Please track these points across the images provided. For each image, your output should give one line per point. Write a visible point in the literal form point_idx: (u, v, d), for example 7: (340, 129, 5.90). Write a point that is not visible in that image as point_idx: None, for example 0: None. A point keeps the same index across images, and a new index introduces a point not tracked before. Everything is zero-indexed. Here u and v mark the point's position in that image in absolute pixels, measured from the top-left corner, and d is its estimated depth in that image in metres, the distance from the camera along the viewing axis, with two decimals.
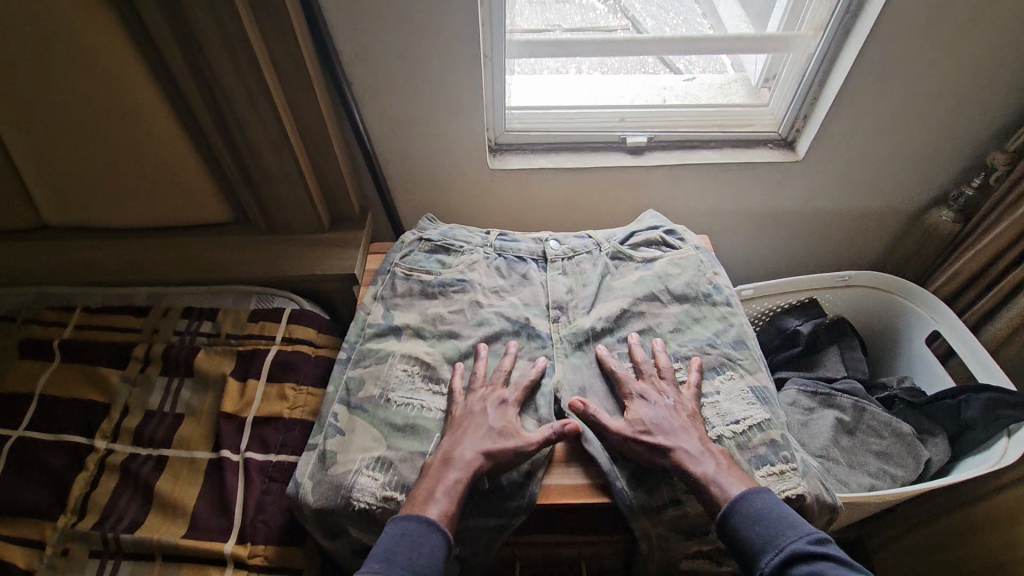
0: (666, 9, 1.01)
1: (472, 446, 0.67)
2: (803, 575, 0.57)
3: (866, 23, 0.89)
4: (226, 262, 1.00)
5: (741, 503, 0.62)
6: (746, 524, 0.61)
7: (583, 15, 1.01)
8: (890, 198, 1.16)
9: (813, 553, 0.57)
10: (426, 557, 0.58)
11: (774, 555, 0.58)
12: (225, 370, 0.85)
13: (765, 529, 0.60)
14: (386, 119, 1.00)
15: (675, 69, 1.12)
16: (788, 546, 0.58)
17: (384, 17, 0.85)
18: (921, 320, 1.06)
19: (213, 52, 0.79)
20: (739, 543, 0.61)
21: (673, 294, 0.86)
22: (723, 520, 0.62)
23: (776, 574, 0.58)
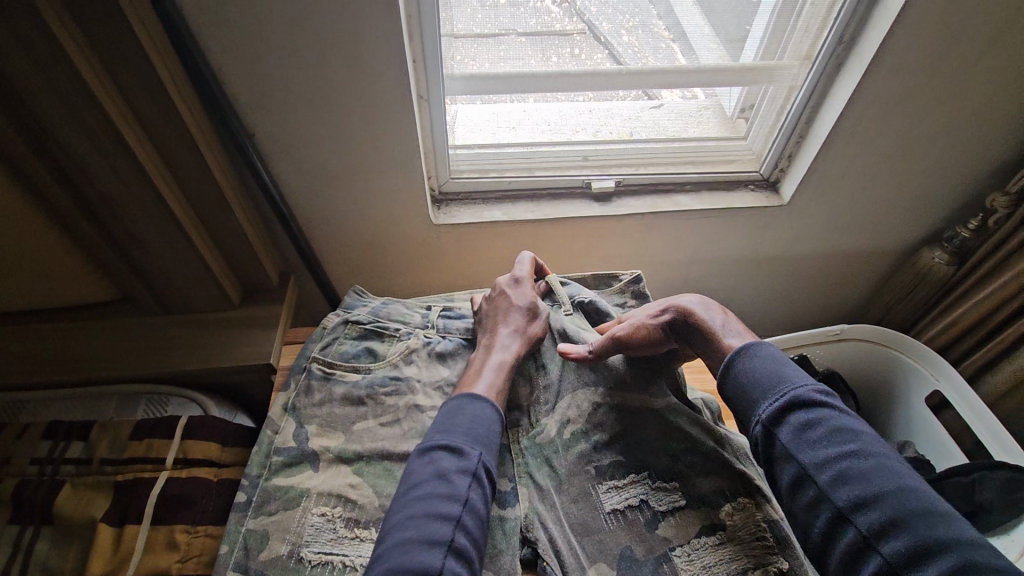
0: (622, 9, 0.80)
1: (510, 329, 0.73)
2: (799, 421, 0.58)
3: (866, 55, 0.77)
4: (106, 357, 0.80)
5: (741, 352, 0.65)
6: (746, 376, 0.62)
7: (539, 18, 0.80)
8: (879, 239, 1.05)
9: (811, 403, 0.58)
10: (479, 422, 0.63)
11: (771, 403, 0.60)
12: (96, 513, 0.67)
13: (766, 379, 0.61)
14: (300, 176, 0.81)
15: (649, 95, 0.94)
16: (788, 395, 0.59)
17: (284, 56, 0.67)
18: (921, 378, 0.96)
19: (50, 108, 0.59)
20: (743, 391, 0.63)
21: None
22: (728, 373, 0.64)
23: (773, 420, 0.59)
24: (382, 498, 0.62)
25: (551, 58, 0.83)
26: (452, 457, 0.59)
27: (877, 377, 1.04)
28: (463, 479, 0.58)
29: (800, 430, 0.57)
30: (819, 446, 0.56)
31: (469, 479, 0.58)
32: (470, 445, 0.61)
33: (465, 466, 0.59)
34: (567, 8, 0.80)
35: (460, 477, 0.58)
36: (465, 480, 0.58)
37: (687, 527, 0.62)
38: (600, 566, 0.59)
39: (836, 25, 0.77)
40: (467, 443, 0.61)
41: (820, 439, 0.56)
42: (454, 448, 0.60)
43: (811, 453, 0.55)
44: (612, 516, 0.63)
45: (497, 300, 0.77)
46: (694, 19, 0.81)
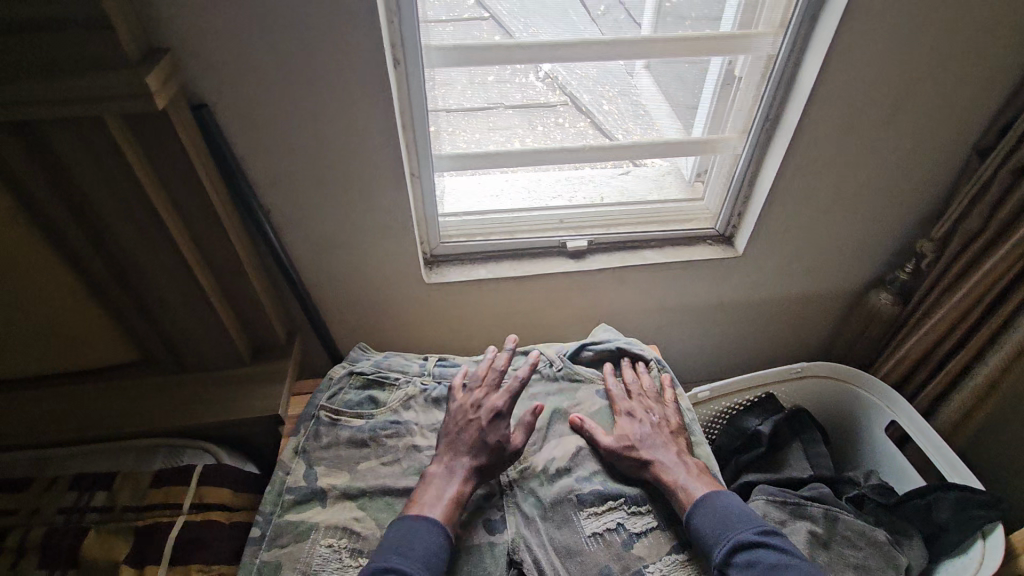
0: (600, 82, 0.93)
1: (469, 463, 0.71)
2: (746, 562, 0.63)
3: (790, 128, 0.91)
4: (128, 412, 0.88)
5: (707, 502, 0.68)
6: (700, 522, 0.67)
7: (524, 92, 0.92)
8: (830, 283, 1.16)
9: (753, 543, 0.64)
10: (430, 552, 0.62)
11: (723, 547, 0.64)
12: (119, 556, 0.72)
13: (716, 522, 0.66)
14: (310, 244, 0.93)
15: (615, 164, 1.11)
16: (732, 538, 0.64)
17: (304, 146, 0.80)
18: (877, 409, 1.05)
19: (101, 199, 0.70)
20: (694, 535, 0.67)
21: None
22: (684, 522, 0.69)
23: (724, 564, 0.63)
24: (383, 528, 0.69)
25: (538, 127, 0.96)
26: None
27: (842, 411, 1.12)
28: None
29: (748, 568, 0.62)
30: None
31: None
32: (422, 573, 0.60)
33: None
34: (550, 84, 0.92)
35: None
36: None
37: (659, 545, 0.69)
38: None
39: (762, 105, 0.92)
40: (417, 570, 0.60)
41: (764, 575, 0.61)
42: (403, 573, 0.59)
43: None
44: (592, 538, 0.68)
45: (459, 425, 0.75)
46: (658, 106, 0.97)
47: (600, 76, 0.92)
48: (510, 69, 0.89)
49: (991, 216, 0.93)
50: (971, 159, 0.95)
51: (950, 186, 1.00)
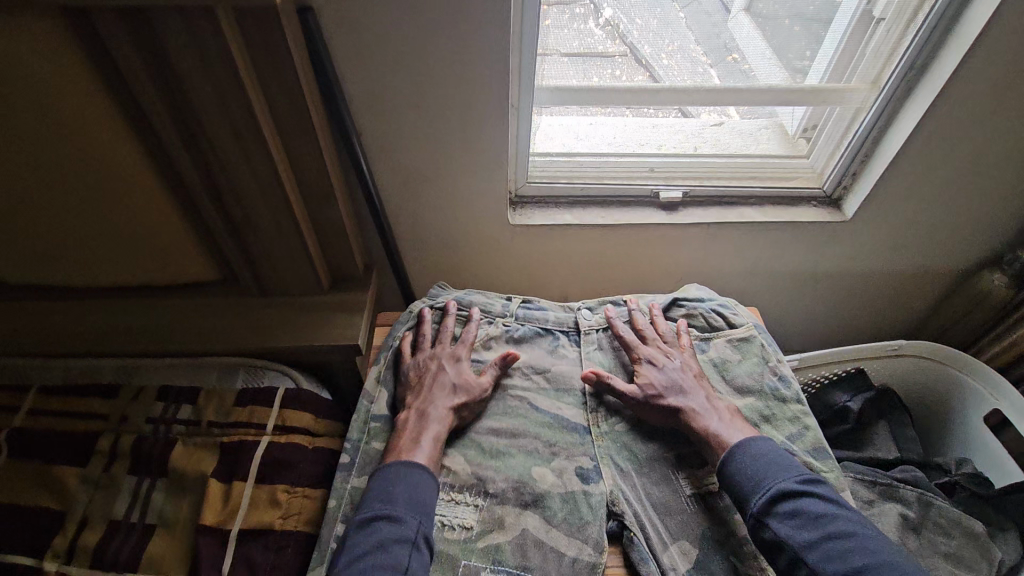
0: (662, 36, 0.85)
1: (444, 402, 0.69)
2: (789, 513, 0.58)
3: (937, 78, 0.81)
4: (210, 331, 0.87)
5: (743, 449, 0.63)
6: (736, 466, 0.62)
7: (580, 40, 0.85)
8: (938, 259, 1.07)
9: (800, 496, 0.59)
10: (420, 491, 0.61)
11: (762, 495, 0.60)
12: (207, 470, 0.72)
13: (757, 469, 0.61)
14: (396, 172, 0.89)
15: (685, 112, 0.99)
16: (774, 485, 0.60)
17: (403, 61, 0.75)
18: (980, 396, 0.96)
19: (201, 99, 0.67)
20: (734, 481, 0.62)
21: (730, 387, 0.75)
22: (717, 467, 0.64)
23: (764, 513, 0.59)
24: (474, 465, 0.67)
25: (591, 77, 0.88)
26: (390, 527, 0.57)
27: (935, 396, 1.04)
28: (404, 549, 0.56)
29: (789, 519, 0.58)
30: (808, 533, 0.56)
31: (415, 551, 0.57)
32: (409, 513, 0.59)
33: (420, 540, 0.57)
34: (610, 32, 0.84)
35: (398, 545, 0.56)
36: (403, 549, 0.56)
37: None
38: (682, 543, 0.62)
39: (906, 53, 0.82)
40: (406, 512, 0.59)
41: (807, 527, 0.57)
42: (392, 516, 0.58)
43: (800, 541, 0.56)
44: (694, 499, 0.65)
45: (428, 376, 0.72)
46: (767, 65, 0.88)
47: (663, 28, 0.85)
48: (568, 13, 0.82)
49: None
50: None
51: None
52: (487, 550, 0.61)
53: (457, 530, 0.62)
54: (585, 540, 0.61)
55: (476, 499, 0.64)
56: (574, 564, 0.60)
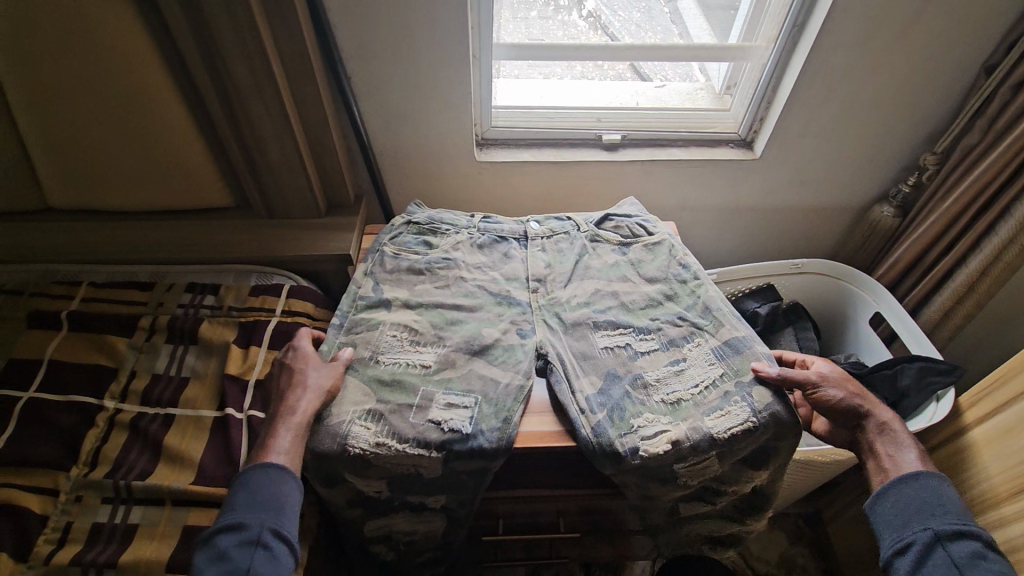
0: (643, 27, 1.10)
1: (309, 394, 0.73)
2: (971, 549, 0.64)
3: (811, 36, 1.00)
4: (227, 242, 1.06)
5: (932, 480, 0.69)
6: (941, 492, 0.68)
7: (566, 30, 1.09)
8: (838, 195, 1.28)
9: (983, 541, 0.65)
10: (264, 492, 0.67)
11: (955, 523, 0.66)
12: (229, 338, 0.91)
13: (958, 503, 0.68)
14: (383, 114, 1.08)
15: (643, 76, 1.21)
16: (970, 522, 0.66)
17: (387, 17, 0.94)
18: (864, 302, 1.17)
19: (227, 44, 0.85)
20: (917, 502, 0.68)
21: (644, 277, 0.95)
22: (905, 485, 0.70)
23: (947, 536, 0.65)
24: (437, 327, 0.87)
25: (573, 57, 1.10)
26: (235, 533, 0.64)
27: (834, 309, 1.25)
28: (246, 550, 0.63)
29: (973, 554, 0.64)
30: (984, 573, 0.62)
31: (260, 549, 0.64)
32: (250, 515, 0.65)
33: (263, 537, 0.64)
34: (593, 22, 1.10)
35: (241, 548, 0.63)
36: (245, 552, 0.63)
37: (659, 359, 0.83)
38: (592, 376, 0.81)
39: (790, 14, 1.00)
40: (247, 515, 0.65)
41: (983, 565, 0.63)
42: (237, 523, 0.65)
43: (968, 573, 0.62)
44: (605, 350, 0.84)
45: (300, 375, 0.76)
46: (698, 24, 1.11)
47: (642, 23, 1.10)
48: (555, 8, 1.07)
49: (989, 130, 1.03)
50: (980, 77, 1.05)
51: (959, 103, 1.09)
52: (440, 379, 0.80)
53: (417, 367, 0.81)
54: (517, 371, 0.81)
55: (435, 349, 0.84)
56: (506, 386, 0.79)
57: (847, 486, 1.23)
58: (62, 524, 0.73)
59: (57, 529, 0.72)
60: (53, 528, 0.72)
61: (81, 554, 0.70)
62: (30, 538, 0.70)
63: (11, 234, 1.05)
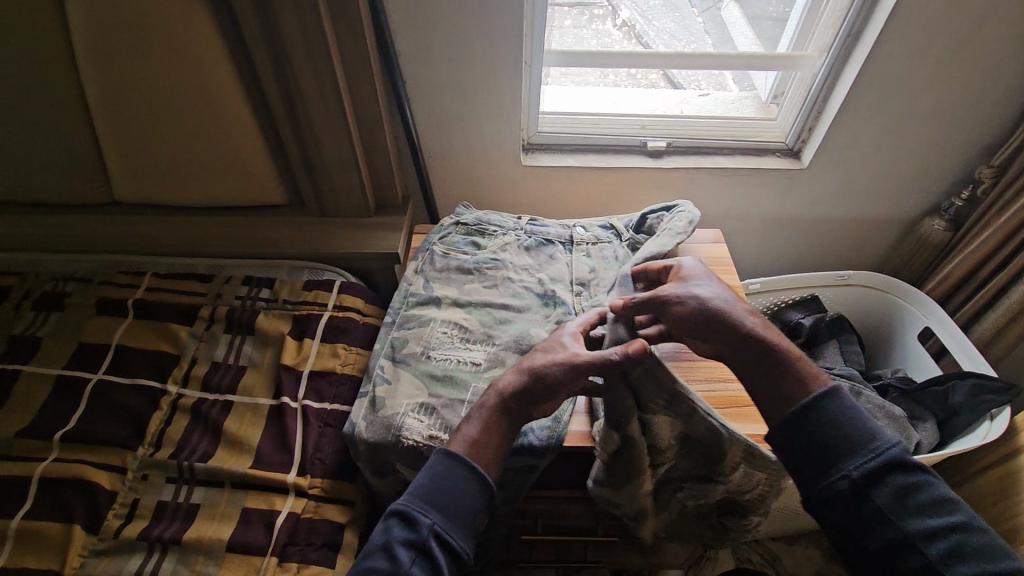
0: (677, 37, 1.11)
1: (516, 377, 0.69)
2: (899, 485, 0.59)
3: (866, 46, 1.00)
4: (281, 237, 1.10)
5: (835, 408, 0.63)
6: (846, 421, 0.62)
7: (599, 39, 1.10)
8: (887, 207, 1.26)
9: (908, 464, 0.61)
10: (445, 488, 0.62)
11: (869, 458, 0.60)
12: (284, 330, 0.95)
13: (863, 429, 0.62)
14: (434, 117, 1.11)
15: (674, 85, 1.22)
16: (883, 452, 0.61)
17: (445, 23, 0.97)
18: (914, 316, 1.14)
19: (293, 47, 0.89)
20: (805, 442, 0.63)
21: None
22: (810, 423, 0.63)
23: (868, 477, 0.60)
24: (485, 326, 0.88)
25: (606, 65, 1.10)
26: (402, 526, 0.60)
27: (881, 323, 1.22)
28: (408, 551, 0.58)
29: (899, 490, 0.59)
30: (925, 515, 0.58)
31: (421, 555, 0.59)
32: (426, 512, 0.61)
33: (432, 541, 0.59)
34: (627, 31, 1.10)
35: (403, 547, 0.59)
36: (408, 554, 0.58)
37: None
38: None
39: (847, 22, 1.00)
40: (421, 511, 0.61)
41: (918, 505, 0.58)
42: (408, 516, 0.61)
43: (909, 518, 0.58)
44: None
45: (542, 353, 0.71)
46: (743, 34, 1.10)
47: (677, 32, 1.10)
48: (589, 16, 1.08)
49: None
50: None
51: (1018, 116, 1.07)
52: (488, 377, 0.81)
53: (468, 364, 0.83)
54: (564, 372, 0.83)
55: (485, 347, 0.85)
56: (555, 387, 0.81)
57: None
58: (130, 500, 0.76)
59: (125, 504, 0.76)
60: (121, 504, 0.76)
61: (148, 529, 0.74)
62: (101, 512, 0.74)
63: (81, 224, 1.11)
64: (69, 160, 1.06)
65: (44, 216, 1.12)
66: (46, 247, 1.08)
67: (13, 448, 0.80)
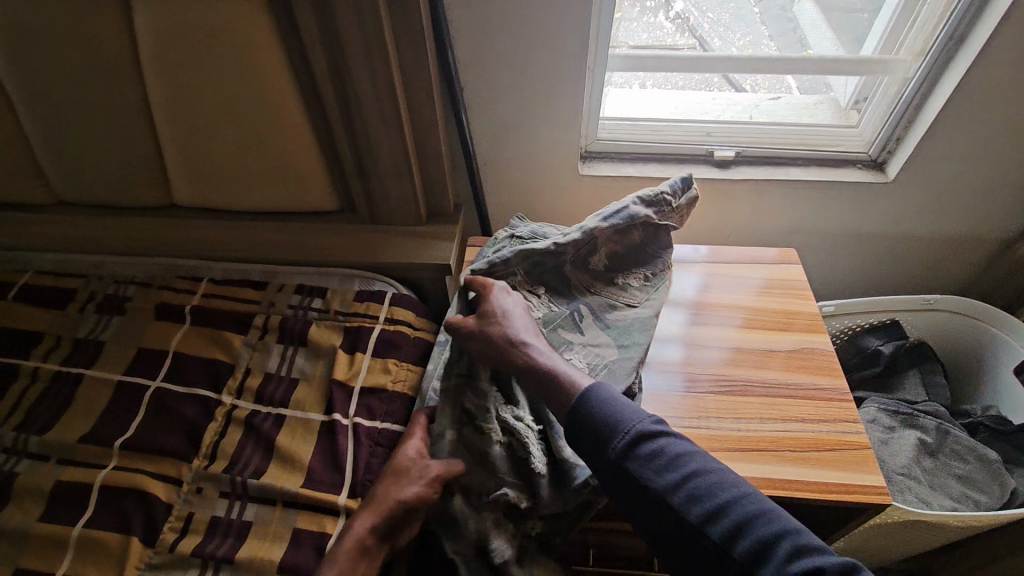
0: (734, 29, 1.00)
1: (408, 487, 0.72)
2: (649, 452, 0.61)
3: (973, 49, 0.90)
4: (332, 245, 1.09)
5: (587, 401, 0.65)
6: (592, 410, 0.64)
7: (650, 32, 1.02)
8: (980, 225, 1.14)
9: (655, 431, 0.63)
10: None
11: (624, 436, 0.62)
12: (336, 342, 0.93)
13: (611, 413, 0.64)
14: (488, 123, 1.07)
15: (733, 84, 1.12)
16: (634, 426, 0.62)
17: (505, 26, 0.92)
18: (1010, 348, 1.03)
19: (351, 53, 0.87)
20: (588, 429, 0.64)
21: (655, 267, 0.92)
22: (573, 413, 0.65)
23: (625, 449, 0.61)
24: None
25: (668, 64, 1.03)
26: None
27: (970, 354, 1.12)
28: None
29: (649, 457, 0.61)
30: (669, 477, 0.59)
31: None
32: None
33: None
34: (680, 25, 1.00)
35: None
36: None
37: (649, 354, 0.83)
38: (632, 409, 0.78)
39: (949, 24, 0.91)
40: None
41: (663, 467, 0.60)
42: None
43: (660, 482, 0.59)
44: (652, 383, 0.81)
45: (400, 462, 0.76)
46: (818, 33, 1.00)
47: (733, 23, 0.99)
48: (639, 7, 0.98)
49: None
50: None
51: None
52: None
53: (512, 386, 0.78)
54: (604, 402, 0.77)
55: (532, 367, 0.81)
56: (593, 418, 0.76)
57: (975, 550, 1.11)
58: (185, 513, 0.77)
59: (180, 518, 0.76)
60: (177, 517, 0.76)
61: (203, 545, 0.73)
62: (158, 524, 0.75)
63: (143, 227, 1.13)
64: (132, 164, 1.07)
65: (110, 217, 1.15)
66: (108, 250, 1.11)
67: (75, 454, 0.82)
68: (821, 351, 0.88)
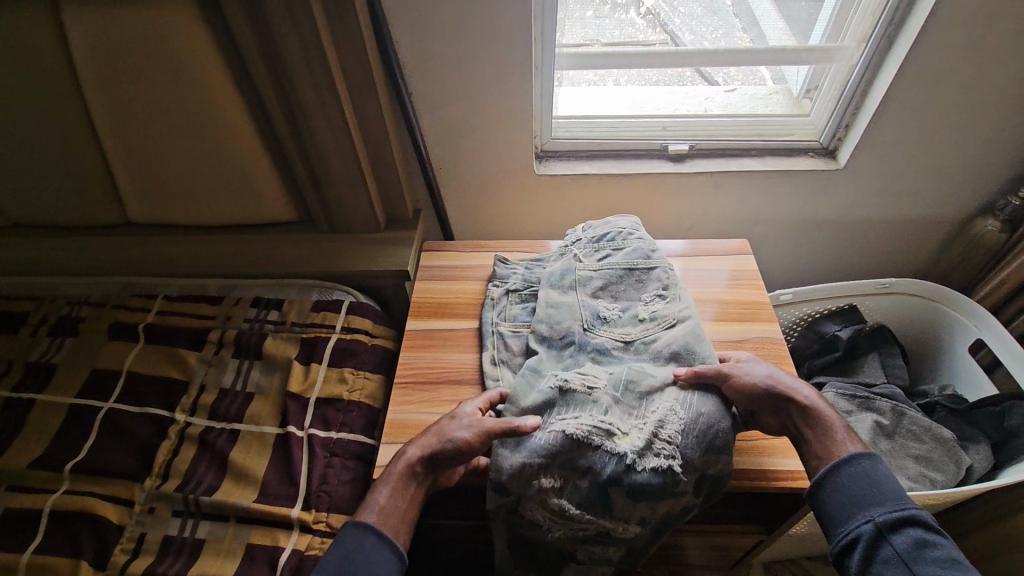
0: (705, 23, 0.99)
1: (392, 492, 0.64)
2: (918, 538, 0.56)
3: (909, 35, 0.91)
4: (290, 256, 1.08)
5: (857, 469, 0.61)
6: (865, 480, 0.61)
7: (622, 29, 1.00)
8: (935, 207, 1.16)
9: (927, 524, 0.57)
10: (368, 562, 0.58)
11: (890, 510, 0.58)
12: (292, 355, 0.93)
13: (883, 488, 0.60)
14: (442, 126, 1.06)
15: (707, 78, 1.10)
16: (909, 508, 0.58)
17: (448, 29, 0.92)
18: (963, 327, 1.05)
19: (293, 62, 0.86)
20: (852, 499, 0.61)
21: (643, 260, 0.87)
22: (835, 475, 0.62)
23: (886, 525, 0.58)
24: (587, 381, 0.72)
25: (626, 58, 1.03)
26: None
27: (927, 333, 1.13)
28: None
29: (918, 545, 0.56)
30: (936, 567, 0.54)
31: None
32: None
33: None
34: (652, 20, 0.99)
35: None
36: None
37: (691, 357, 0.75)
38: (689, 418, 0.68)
39: (887, 10, 0.91)
40: None
41: (936, 559, 0.54)
42: None
43: (927, 570, 0.54)
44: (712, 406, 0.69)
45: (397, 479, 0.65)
46: (772, 23, 0.99)
47: (702, 17, 0.99)
48: (611, 5, 0.97)
49: None
50: None
51: None
52: (641, 436, 0.67)
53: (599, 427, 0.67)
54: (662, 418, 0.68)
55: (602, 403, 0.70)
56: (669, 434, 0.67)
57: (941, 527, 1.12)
58: (137, 534, 0.76)
59: (132, 539, 0.76)
60: (128, 538, 0.75)
61: (155, 565, 0.73)
62: (109, 547, 0.74)
63: (96, 246, 1.12)
64: (80, 184, 1.06)
65: (64, 238, 1.14)
66: (61, 271, 1.09)
67: (27, 479, 0.81)
68: (773, 339, 0.90)
